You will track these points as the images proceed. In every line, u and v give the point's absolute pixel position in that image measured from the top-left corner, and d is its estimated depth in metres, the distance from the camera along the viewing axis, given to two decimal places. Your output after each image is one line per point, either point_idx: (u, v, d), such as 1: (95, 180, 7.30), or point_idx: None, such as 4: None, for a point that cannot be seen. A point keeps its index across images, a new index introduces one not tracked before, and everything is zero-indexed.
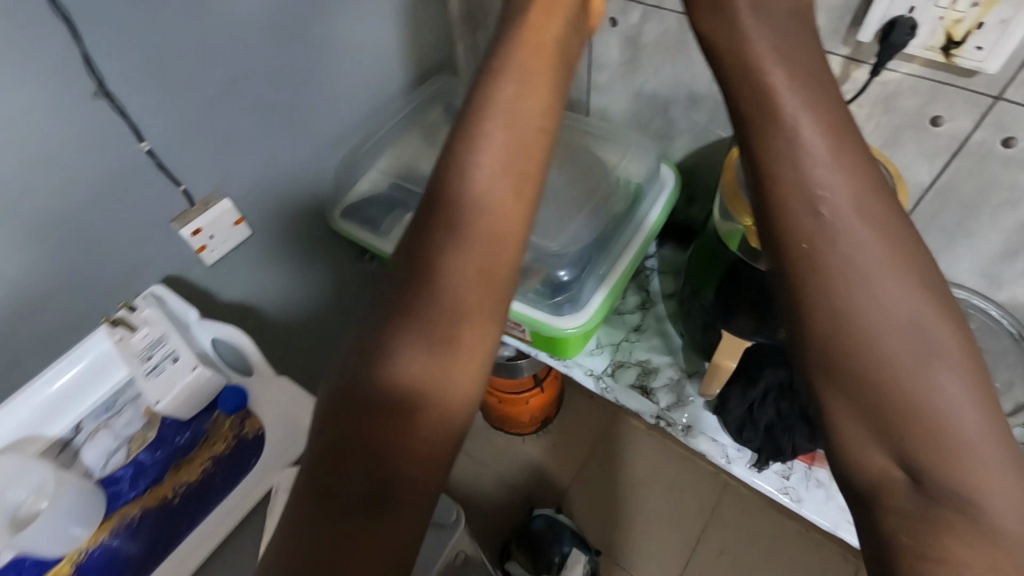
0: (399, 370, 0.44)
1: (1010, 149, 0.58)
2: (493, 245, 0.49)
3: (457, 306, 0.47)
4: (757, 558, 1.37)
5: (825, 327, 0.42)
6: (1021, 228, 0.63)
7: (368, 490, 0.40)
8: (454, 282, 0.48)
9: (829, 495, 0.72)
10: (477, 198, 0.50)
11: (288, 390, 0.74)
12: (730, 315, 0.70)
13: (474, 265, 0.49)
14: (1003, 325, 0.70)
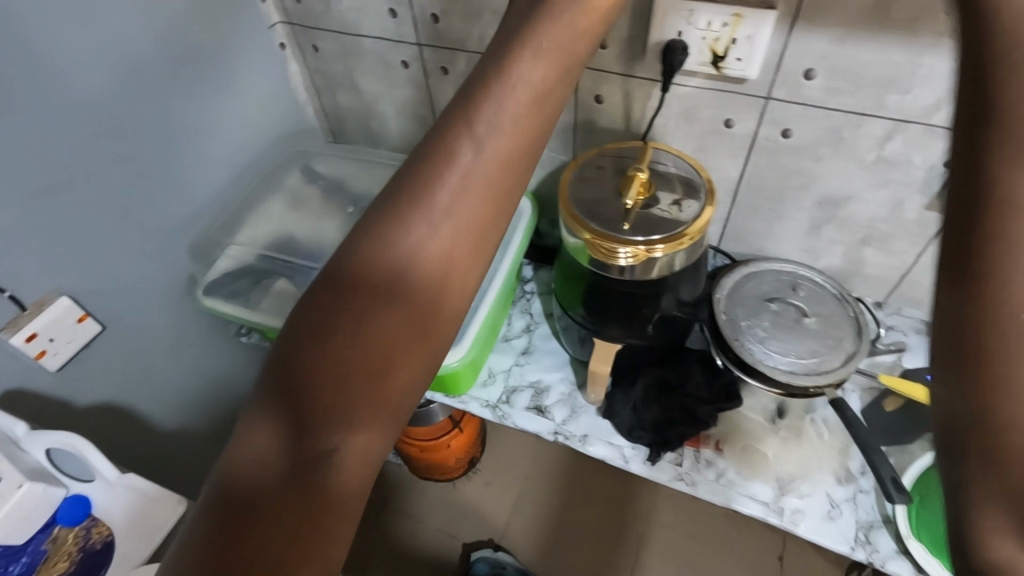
0: (366, 330, 0.36)
1: (789, 139, 0.67)
2: (480, 200, 0.41)
3: (433, 276, 0.40)
4: (696, 551, 1.41)
5: (995, 326, 0.32)
6: (818, 204, 0.73)
7: (302, 485, 0.32)
8: (441, 245, 0.40)
9: (720, 473, 0.76)
10: (469, 147, 0.41)
11: (138, 489, 0.74)
12: (604, 322, 0.75)
13: (458, 228, 0.40)
14: (827, 288, 0.78)
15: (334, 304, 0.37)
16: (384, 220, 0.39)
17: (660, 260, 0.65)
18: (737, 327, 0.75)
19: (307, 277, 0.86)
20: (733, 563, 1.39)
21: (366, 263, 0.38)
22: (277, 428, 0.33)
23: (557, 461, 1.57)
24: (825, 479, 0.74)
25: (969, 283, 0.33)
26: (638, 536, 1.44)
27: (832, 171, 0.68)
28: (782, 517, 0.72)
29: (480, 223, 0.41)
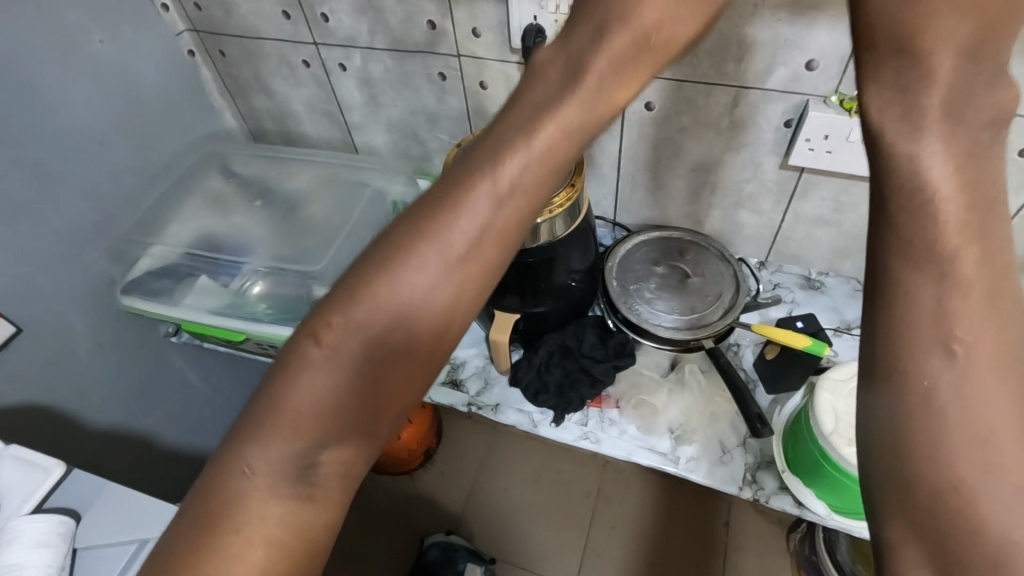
0: (359, 377, 0.37)
1: (651, 111, 0.73)
2: (490, 242, 0.39)
3: (440, 328, 0.38)
4: (645, 522, 1.47)
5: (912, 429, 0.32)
6: (689, 171, 0.79)
7: (267, 502, 0.35)
8: (447, 292, 0.38)
9: (622, 429, 0.81)
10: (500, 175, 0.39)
11: (23, 458, 0.61)
12: (501, 295, 0.80)
13: (458, 282, 0.38)
14: (710, 250, 0.83)
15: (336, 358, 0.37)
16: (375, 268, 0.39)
17: (539, 225, 0.70)
18: (627, 291, 0.81)
19: (233, 275, 0.88)
20: (679, 530, 1.45)
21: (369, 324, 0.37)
22: (263, 459, 0.36)
23: (509, 446, 1.61)
24: (717, 427, 0.79)
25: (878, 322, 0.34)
26: (590, 512, 1.49)
27: (695, 139, 0.74)
28: (677, 465, 0.77)
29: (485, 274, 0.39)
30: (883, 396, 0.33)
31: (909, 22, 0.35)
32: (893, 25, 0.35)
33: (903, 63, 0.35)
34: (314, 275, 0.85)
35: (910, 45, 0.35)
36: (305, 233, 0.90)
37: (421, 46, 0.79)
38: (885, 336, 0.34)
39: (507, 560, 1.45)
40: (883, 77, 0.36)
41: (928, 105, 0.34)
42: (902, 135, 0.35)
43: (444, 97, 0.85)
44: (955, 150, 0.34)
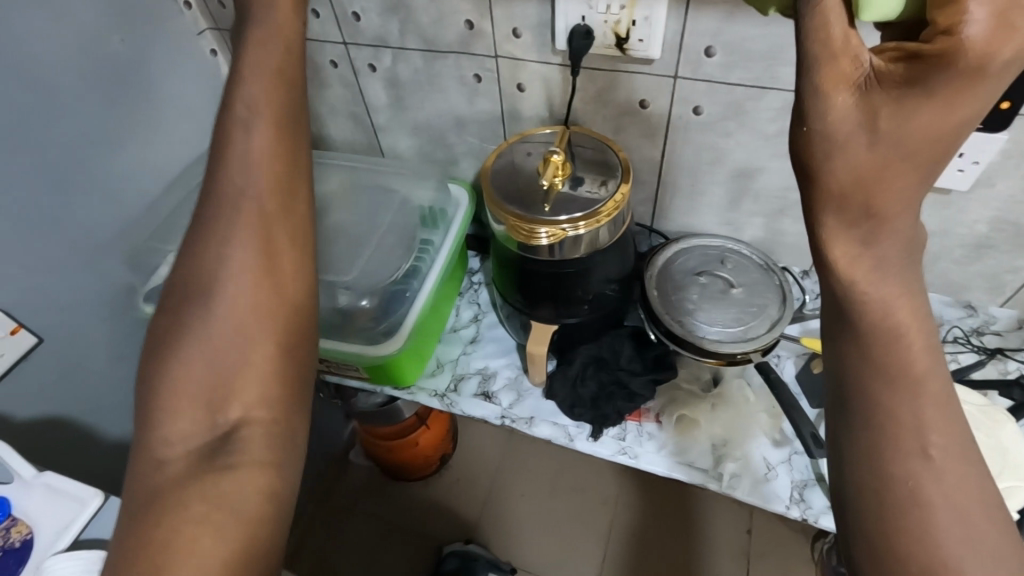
0: (185, 428, 0.44)
1: (699, 116, 0.70)
2: (230, 297, 0.47)
3: (249, 353, 0.46)
4: (666, 532, 1.44)
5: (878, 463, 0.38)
6: (734, 179, 0.76)
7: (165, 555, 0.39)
8: (222, 339, 0.46)
9: (661, 444, 0.78)
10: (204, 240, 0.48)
11: (51, 484, 0.63)
12: (536, 305, 0.77)
13: (261, 302, 0.48)
14: (753, 259, 0.80)
15: (172, 408, 0.45)
16: (176, 330, 0.46)
17: (582, 236, 0.68)
18: (668, 301, 0.78)
19: None
20: (702, 540, 1.42)
21: (185, 376, 0.45)
22: (139, 534, 0.41)
23: (526, 452, 1.58)
24: (761, 442, 0.77)
25: (866, 366, 0.39)
26: (608, 522, 1.46)
27: (741, 145, 0.71)
28: (721, 482, 0.74)
29: (265, 306, 0.48)
30: (861, 422, 0.39)
31: (874, 183, 0.36)
32: (854, 182, 0.36)
33: (866, 218, 0.37)
34: (344, 283, 0.80)
35: (869, 203, 0.37)
36: (327, 240, 0.84)
37: (455, 47, 0.76)
38: (870, 380, 0.39)
39: (525, 569, 1.42)
40: (844, 158, 0.36)
41: (888, 178, 0.36)
42: (869, 282, 0.38)
43: (475, 100, 0.82)
44: (902, 293, 0.39)
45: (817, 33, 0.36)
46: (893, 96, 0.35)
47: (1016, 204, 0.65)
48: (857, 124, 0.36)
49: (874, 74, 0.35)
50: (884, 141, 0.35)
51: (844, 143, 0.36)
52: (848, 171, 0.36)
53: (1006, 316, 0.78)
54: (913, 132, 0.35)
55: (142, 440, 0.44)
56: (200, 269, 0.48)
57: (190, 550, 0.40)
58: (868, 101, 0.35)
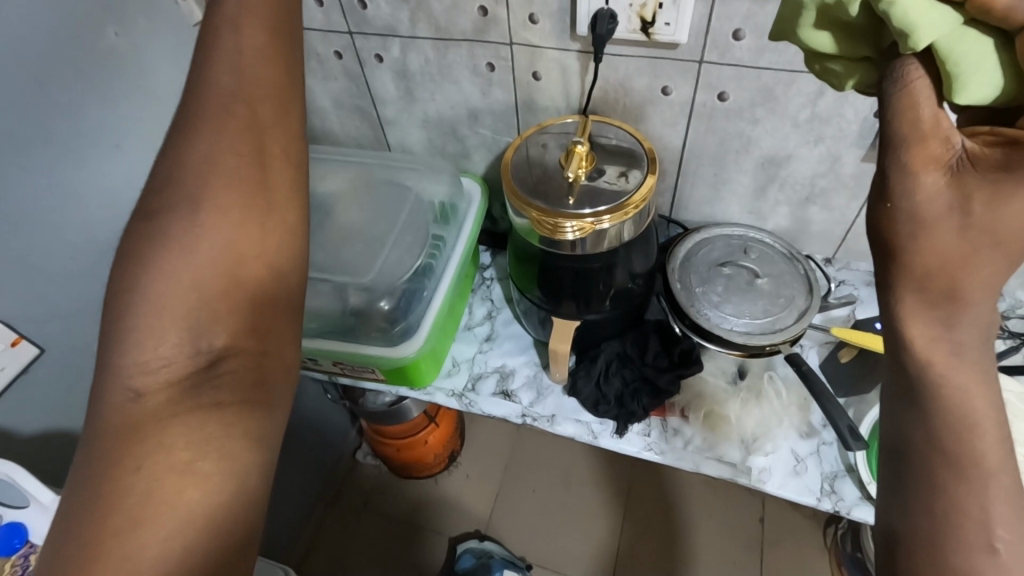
0: (161, 350, 0.38)
1: (725, 102, 0.68)
2: (209, 208, 0.41)
3: (233, 269, 0.41)
4: (681, 520, 1.44)
5: (936, 550, 0.34)
6: (758, 167, 0.74)
7: (140, 506, 0.34)
8: (206, 258, 0.40)
9: (687, 439, 0.77)
10: (186, 149, 0.43)
11: None
12: (558, 301, 0.75)
13: (251, 225, 0.43)
14: (776, 248, 0.79)
15: (146, 328, 0.38)
16: (151, 239, 0.40)
17: (607, 230, 0.65)
18: (692, 294, 0.76)
19: None
20: (716, 527, 1.42)
21: (162, 294, 0.39)
22: (110, 475, 0.35)
23: (536, 445, 1.57)
24: (789, 435, 0.76)
25: (930, 427, 0.35)
26: (621, 515, 1.45)
27: (768, 131, 0.69)
28: (750, 477, 0.73)
29: (254, 228, 0.43)
30: (917, 498, 0.35)
31: (957, 267, 0.33)
32: (941, 262, 0.34)
33: (948, 300, 0.34)
34: (357, 285, 0.77)
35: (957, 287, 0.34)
36: (340, 241, 0.81)
37: (469, 35, 0.73)
38: (934, 450, 0.35)
39: (541, 564, 1.41)
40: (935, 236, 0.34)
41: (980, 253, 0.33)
42: (945, 361, 0.35)
43: (489, 90, 0.79)
44: (977, 379, 0.35)
45: (903, 113, 0.34)
46: (990, 181, 0.32)
47: None
48: (948, 208, 0.34)
49: (965, 158, 0.33)
50: (975, 228, 0.33)
51: (933, 227, 0.34)
52: (935, 255, 0.34)
53: None
54: (1013, 218, 0.32)
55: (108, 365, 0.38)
56: (181, 181, 0.42)
57: (174, 504, 0.35)
58: (961, 186, 0.33)
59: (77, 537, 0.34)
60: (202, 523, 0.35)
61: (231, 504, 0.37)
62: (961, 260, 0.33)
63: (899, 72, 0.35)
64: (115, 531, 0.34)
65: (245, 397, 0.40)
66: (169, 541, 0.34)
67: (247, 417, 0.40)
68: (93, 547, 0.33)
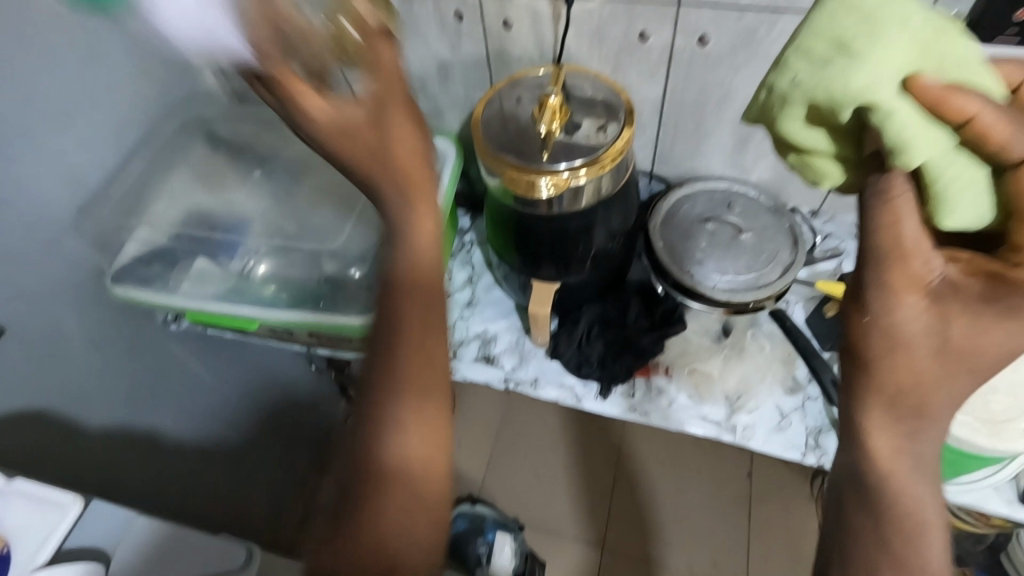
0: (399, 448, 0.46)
1: (706, 48, 0.64)
2: (408, 312, 0.49)
3: (424, 358, 0.48)
4: (671, 477, 1.45)
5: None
6: (742, 117, 0.71)
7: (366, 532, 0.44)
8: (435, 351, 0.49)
9: (671, 399, 0.76)
10: (384, 201, 0.49)
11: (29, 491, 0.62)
12: (538, 263, 0.72)
13: (427, 317, 0.50)
14: (760, 202, 0.77)
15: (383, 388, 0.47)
16: (383, 368, 0.48)
17: (583, 187, 0.62)
18: (675, 251, 0.74)
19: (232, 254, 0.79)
20: (705, 482, 1.44)
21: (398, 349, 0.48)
22: (354, 526, 0.44)
23: (525, 408, 1.57)
24: (774, 392, 0.75)
25: (875, 479, 0.39)
26: (611, 476, 1.47)
27: (751, 79, 0.66)
28: (734, 435, 0.72)
29: (434, 322, 0.50)
30: (871, 552, 0.38)
31: (916, 392, 0.38)
32: (914, 381, 0.38)
33: (914, 416, 0.38)
34: (329, 252, 0.77)
35: (922, 383, 0.38)
36: (315, 206, 0.82)
37: None
38: (880, 518, 0.39)
39: (534, 526, 1.42)
40: (907, 322, 0.38)
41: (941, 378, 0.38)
42: (907, 477, 0.39)
43: (458, 43, 0.75)
44: (923, 491, 0.39)
45: (884, 229, 0.38)
46: (972, 309, 0.37)
47: None
48: (936, 315, 0.37)
49: (943, 279, 0.38)
50: (954, 348, 0.38)
51: (935, 330, 0.37)
52: (916, 375, 0.38)
53: None
54: (998, 335, 0.37)
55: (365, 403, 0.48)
56: (392, 302, 0.49)
57: (399, 527, 0.44)
58: (940, 307, 0.37)
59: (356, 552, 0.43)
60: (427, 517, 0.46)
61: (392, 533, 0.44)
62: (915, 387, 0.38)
63: (881, 176, 0.39)
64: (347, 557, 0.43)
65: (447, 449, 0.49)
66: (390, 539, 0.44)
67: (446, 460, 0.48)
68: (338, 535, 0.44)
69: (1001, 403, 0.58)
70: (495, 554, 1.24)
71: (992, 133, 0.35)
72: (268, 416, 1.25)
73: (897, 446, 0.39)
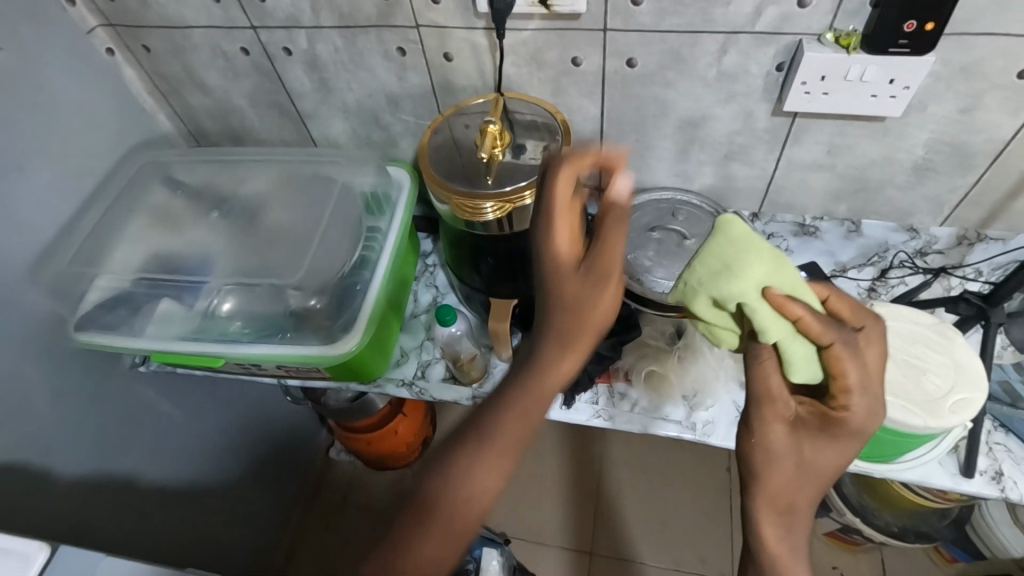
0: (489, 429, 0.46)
1: (635, 68, 0.68)
2: (564, 361, 0.47)
3: (566, 327, 0.47)
4: (668, 481, 1.42)
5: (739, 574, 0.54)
6: (677, 129, 0.74)
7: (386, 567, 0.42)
8: (514, 428, 0.46)
9: (634, 402, 0.79)
10: (508, 403, 0.46)
11: None
12: (495, 283, 0.75)
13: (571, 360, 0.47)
14: (703, 208, 0.80)
15: (462, 458, 0.45)
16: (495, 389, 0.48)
17: (529, 206, 0.65)
18: (624, 261, 0.77)
19: (196, 294, 0.79)
20: (699, 486, 1.41)
21: (464, 496, 0.44)
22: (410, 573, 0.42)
23: None
24: (729, 387, 0.78)
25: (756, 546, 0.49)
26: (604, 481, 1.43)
27: (683, 93, 0.70)
28: (695, 432, 0.76)
29: (575, 348, 0.47)
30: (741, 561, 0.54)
31: (772, 494, 0.48)
32: (777, 485, 0.48)
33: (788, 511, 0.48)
34: (292, 286, 0.77)
35: (791, 497, 0.48)
36: (276, 241, 0.82)
37: (375, 20, 0.71)
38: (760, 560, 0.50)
39: (521, 538, 1.38)
40: (776, 451, 0.48)
41: (802, 470, 0.48)
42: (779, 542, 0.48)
43: (404, 75, 0.78)
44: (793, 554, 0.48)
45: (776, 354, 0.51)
46: (813, 429, 0.48)
47: (952, 124, 0.65)
48: (790, 447, 0.48)
49: (800, 415, 0.49)
50: (805, 457, 0.48)
51: (786, 461, 0.48)
52: (782, 482, 0.48)
53: (944, 235, 0.79)
54: (822, 457, 0.48)
55: (433, 487, 0.45)
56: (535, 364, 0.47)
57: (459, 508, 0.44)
58: (795, 434, 0.48)
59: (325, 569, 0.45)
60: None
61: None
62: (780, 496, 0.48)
63: (754, 351, 0.50)
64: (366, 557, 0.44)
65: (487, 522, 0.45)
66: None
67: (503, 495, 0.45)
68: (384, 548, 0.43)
69: (935, 382, 0.62)
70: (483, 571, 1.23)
71: (841, 362, 0.47)
72: (246, 450, 1.26)
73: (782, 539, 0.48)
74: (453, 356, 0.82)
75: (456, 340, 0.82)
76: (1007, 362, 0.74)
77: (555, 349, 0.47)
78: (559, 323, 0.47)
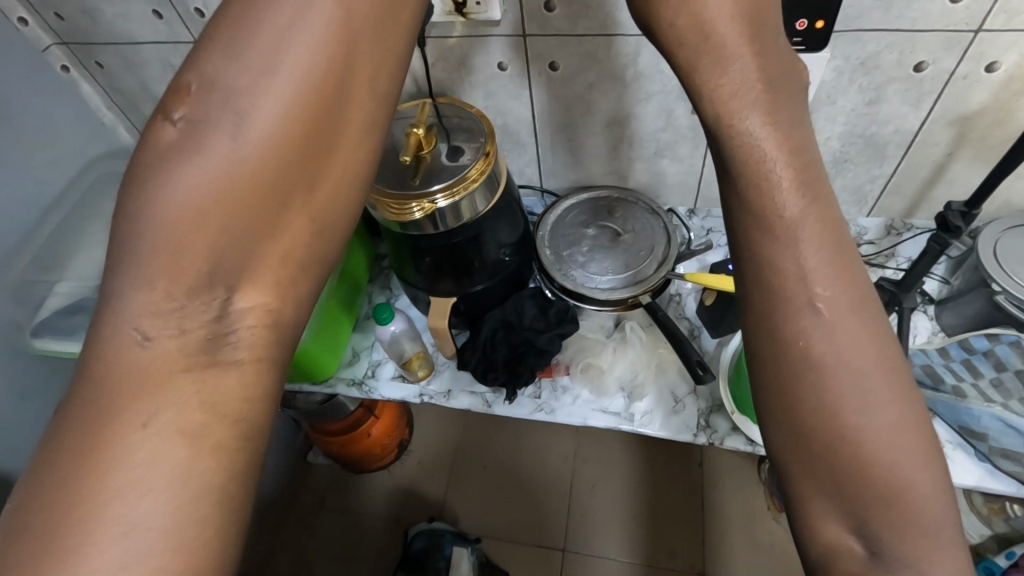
0: (197, 179, 0.34)
1: (557, 72, 0.71)
2: (303, 128, 0.36)
3: (299, 126, 0.36)
4: (648, 481, 1.42)
5: (838, 477, 0.35)
6: (606, 128, 0.77)
7: (91, 500, 0.30)
8: (229, 178, 0.34)
9: (575, 395, 0.81)
10: (241, 110, 0.35)
11: None
12: (434, 281, 0.77)
13: (310, 104, 0.36)
14: (639, 204, 0.83)
15: (159, 268, 0.33)
16: (185, 137, 0.34)
17: (457, 204, 0.68)
18: (561, 258, 0.80)
19: None
20: (677, 483, 1.41)
21: (172, 203, 0.33)
22: (118, 478, 0.30)
23: (496, 427, 1.53)
24: (667, 378, 0.80)
25: (795, 401, 0.36)
26: (586, 480, 1.44)
27: (604, 94, 0.73)
28: (632, 422, 0.77)
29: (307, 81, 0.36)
30: (808, 484, 0.35)
31: (779, 299, 0.37)
32: (779, 299, 0.37)
33: (806, 324, 0.37)
34: None
35: (800, 297, 0.37)
36: None
37: None
38: (804, 431, 0.36)
39: (492, 536, 1.40)
40: (767, 251, 0.38)
41: (788, 259, 0.38)
42: (815, 360, 0.36)
43: None
44: (860, 382, 0.35)
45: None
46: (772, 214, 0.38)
47: (861, 117, 0.68)
48: None
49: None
50: (797, 244, 0.37)
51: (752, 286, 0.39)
52: (787, 280, 0.37)
53: (874, 226, 0.81)
54: None
55: (115, 342, 0.32)
56: (271, 73, 0.35)
57: (165, 392, 0.32)
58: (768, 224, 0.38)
59: (26, 507, 0.30)
60: (215, 463, 0.32)
61: (216, 485, 0.32)
62: (794, 299, 0.37)
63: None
64: (60, 517, 0.29)
65: (289, 252, 0.36)
66: (145, 525, 0.30)
67: (285, 251, 0.36)
68: (68, 470, 0.30)
69: None
70: (454, 570, 1.27)
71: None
72: None
73: (832, 351, 0.36)
74: (397, 357, 0.86)
75: (395, 339, 0.85)
76: (930, 348, 0.74)
77: (287, 156, 0.36)
78: (280, 75, 0.35)
